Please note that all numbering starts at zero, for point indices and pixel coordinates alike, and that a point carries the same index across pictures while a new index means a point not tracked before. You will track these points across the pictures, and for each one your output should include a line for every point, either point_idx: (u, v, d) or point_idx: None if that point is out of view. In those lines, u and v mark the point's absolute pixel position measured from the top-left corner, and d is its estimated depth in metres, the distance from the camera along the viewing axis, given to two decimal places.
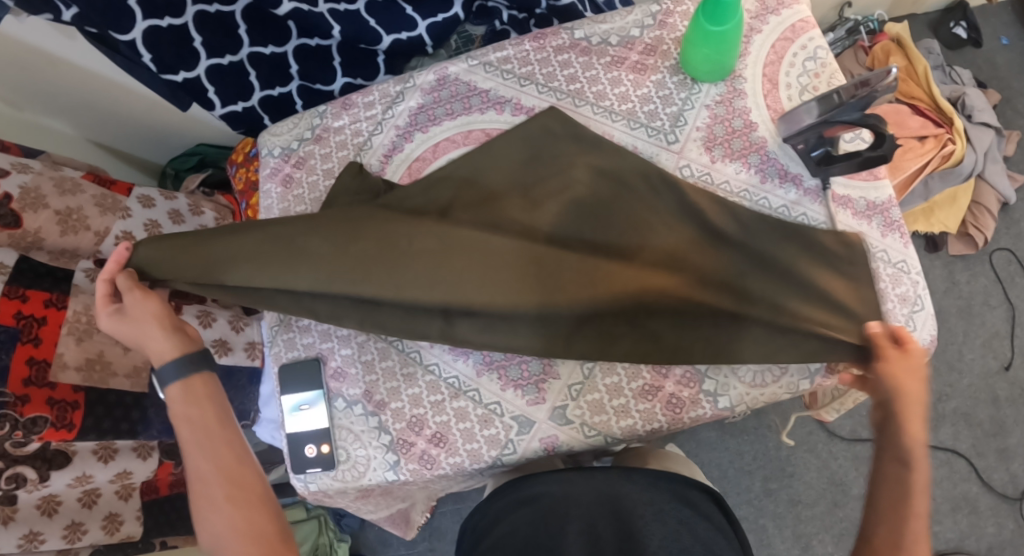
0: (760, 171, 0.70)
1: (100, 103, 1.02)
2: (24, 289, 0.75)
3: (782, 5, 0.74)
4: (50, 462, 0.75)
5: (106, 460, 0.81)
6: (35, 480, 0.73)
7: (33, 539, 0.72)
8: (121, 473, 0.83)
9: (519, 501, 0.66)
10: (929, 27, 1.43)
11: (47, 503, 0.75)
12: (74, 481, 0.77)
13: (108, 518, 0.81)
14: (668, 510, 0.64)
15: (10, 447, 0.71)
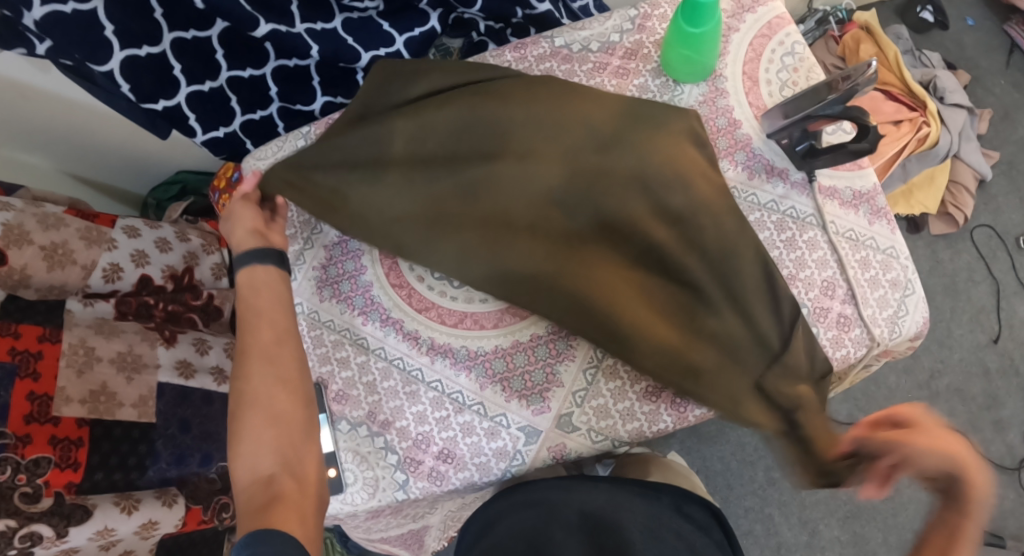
0: (747, 167, 0.71)
1: (78, 135, 1.01)
2: (16, 325, 0.74)
3: (757, 3, 0.76)
4: (68, 518, 0.71)
5: (129, 511, 0.76)
6: (52, 537, 0.69)
7: None
8: (145, 523, 0.78)
9: (523, 504, 0.63)
10: (896, 12, 1.46)
11: None
12: (94, 535, 0.73)
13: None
14: (668, 520, 0.63)
15: (21, 503, 0.68)
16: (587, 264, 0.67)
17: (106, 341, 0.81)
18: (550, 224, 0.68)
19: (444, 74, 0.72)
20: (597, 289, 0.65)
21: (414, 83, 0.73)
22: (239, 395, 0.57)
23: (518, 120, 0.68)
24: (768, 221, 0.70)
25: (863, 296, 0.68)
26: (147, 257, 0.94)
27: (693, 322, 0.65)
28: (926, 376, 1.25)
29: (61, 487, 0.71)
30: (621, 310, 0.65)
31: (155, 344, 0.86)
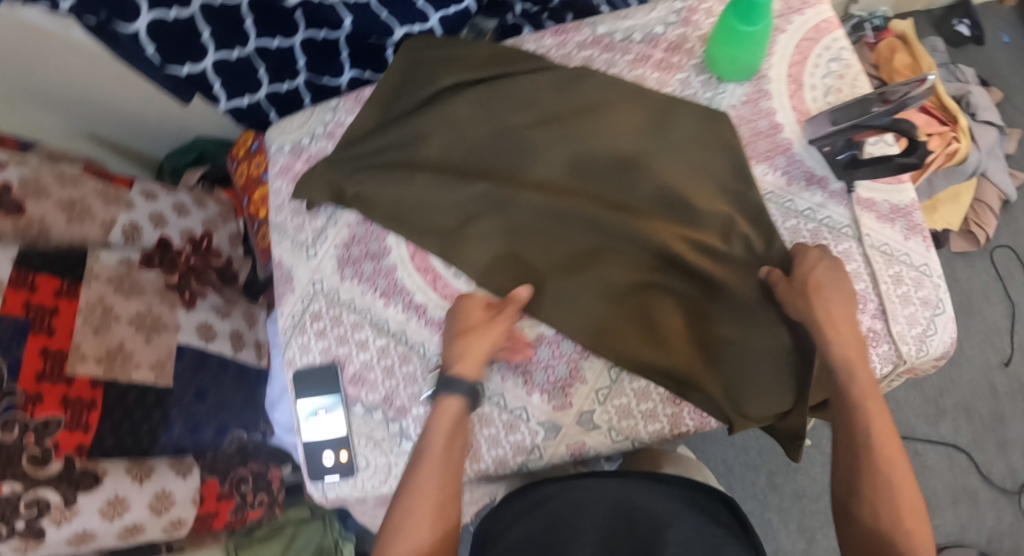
0: (786, 172, 0.70)
1: (97, 94, 0.99)
2: (32, 275, 0.73)
3: (805, 5, 0.73)
4: (77, 484, 0.70)
5: (141, 480, 0.76)
6: (60, 504, 0.68)
7: (84, 538, 0.70)
8: (160, 493, 0.77)
9: (528, 508, 0.63)
10: (933, 24, 1.43)
11: (79, 538, 0.70)
12: (105, 505, 0.72)
13: (128, 529, 0.74)
14: (682, 515, 0.60)
15: (28, 465, 0.67)
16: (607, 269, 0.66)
17: (124, 300, 0.80)
18: (568, 218, 0.66)
19: (474, 65, 0.72)
20: (600, 306, 0.66)
21: (444, 71, 0.72)
22: (415, 490, 0.58)
23: (532, 128, 0.69)
24: (804, 229, 0.68)
25: (892, 311, 0.67)
26: (166, 219, 0.92)
27: (702, 333, 0.65)
28: (934, 393, 1.24)
29: (70, 451, 0.70)
30: (619, 333, 0.65)
31: (175, 306, 0.86)
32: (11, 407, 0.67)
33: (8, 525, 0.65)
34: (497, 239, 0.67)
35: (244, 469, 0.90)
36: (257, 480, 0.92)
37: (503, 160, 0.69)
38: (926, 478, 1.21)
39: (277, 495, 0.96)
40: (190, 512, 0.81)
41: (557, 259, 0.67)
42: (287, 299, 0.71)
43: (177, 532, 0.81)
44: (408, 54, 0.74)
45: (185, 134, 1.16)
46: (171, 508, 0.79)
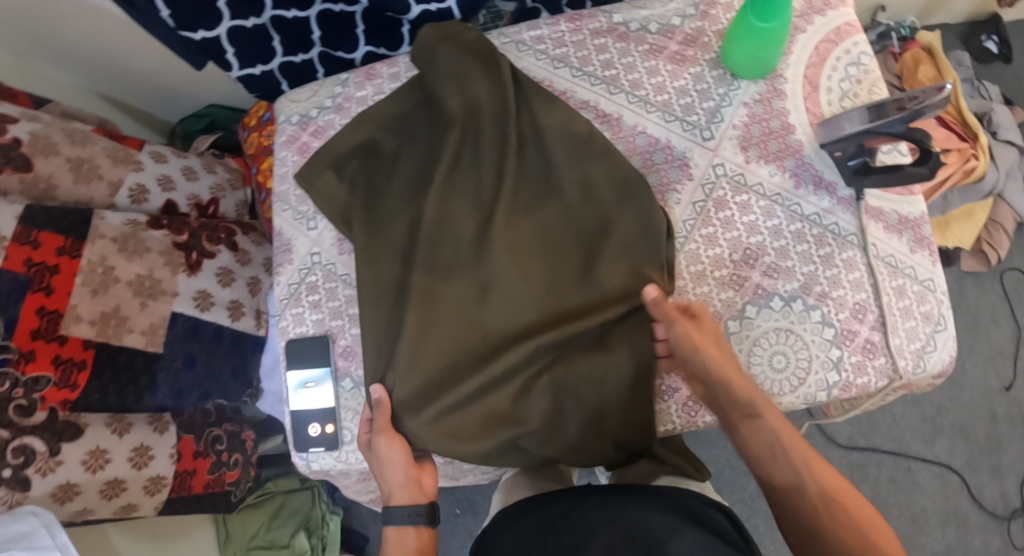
0: (795, 175, 0.68)
1: (112, 54, 0.99)
2: (36, 232, 0.73)
3: (828, 6, 0.72)
4: (60, 435, 0.71)
5: (120, 434, 0.78)
6: (44, 453, 0.69)
7: (68, 491, 0.71)
8: (139, 448, 0.79)
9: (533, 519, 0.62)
10: (959, 37, 1.40)
11: (64, 491, 0.71)
12: (87, 456, 0.73)
13: (110, 483, 0.76)
14: (682, 525, 0.57)
15: (15, 416, 0.68)
16: (490, 322, 0.64)
17: (127, 262, 0.80)
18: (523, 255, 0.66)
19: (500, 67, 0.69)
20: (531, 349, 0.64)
21: (454, 83, 0.68)
22: None
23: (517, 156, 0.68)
24: (808, 233, 0.67)
25: (892, 325, 0.66)
26: (173, 183, 0.93)
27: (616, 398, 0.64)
28: (932, 411, 1.23)
29: (56, 403, 0.71)
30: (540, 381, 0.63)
31: (178, 270, 0.85)
32: (3, 362, 0.68)
33: None
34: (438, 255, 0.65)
35: (219, 428, 0.93)
36: (231, 440, 0.95)
37: (456, 182, 0.67)
38: (916, 496, 1.20)
39: (252, 455, 0.98)
40: (168, 469, 0.83)
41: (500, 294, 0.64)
42: (284, 270, 0.71)
43: (159, 493, 0.82)
44: (420, 54, 0.70)
45: (199, 100, 1.16)
46: (151, 463, 0.81)
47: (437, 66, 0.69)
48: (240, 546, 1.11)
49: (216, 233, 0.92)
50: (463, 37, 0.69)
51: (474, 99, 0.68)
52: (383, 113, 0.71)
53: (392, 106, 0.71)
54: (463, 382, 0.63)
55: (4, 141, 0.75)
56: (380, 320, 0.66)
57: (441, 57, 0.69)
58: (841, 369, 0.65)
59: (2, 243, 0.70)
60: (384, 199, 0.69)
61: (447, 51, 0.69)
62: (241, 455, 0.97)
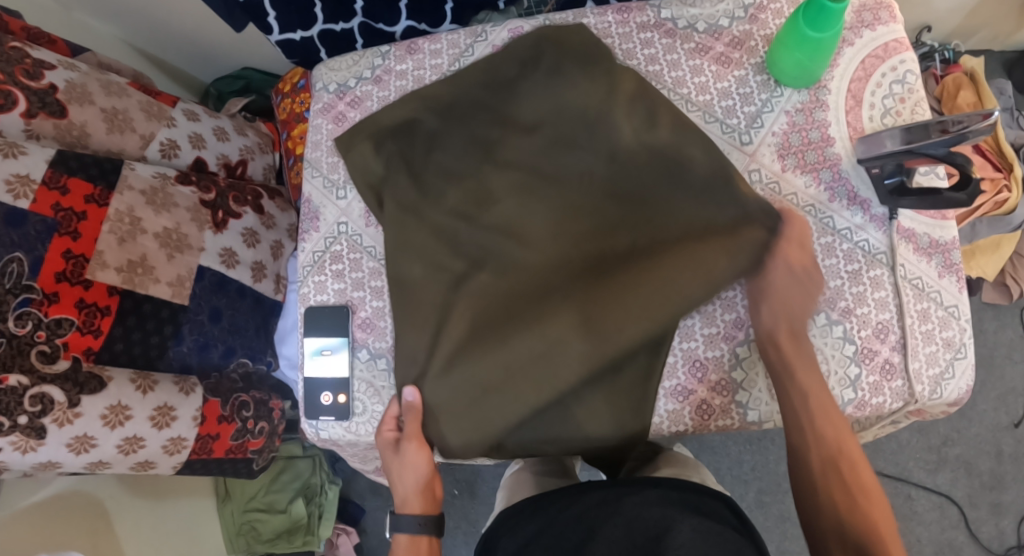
0: (830, 189, 0.68)
1: (152, 8, 0.99)
2: (66, 178, 0.74)
3: (879, 21, 0.71)
4: (81, 386, 0.70)
5: (145, 391, 0.76)
6: (63, 403, 0.69)
7: (84, 442, 0.70)
8: (162, 407, 0.77)
9: (532, 512, 0.64)
10: (1003, 65, 1.38)
11: (79, 443, 0.70)
12: (107, 410, 0.72)
13: (129, 441, 0.74)
14: (681, 516, 0.57)
15: (38, 362, 0.69)
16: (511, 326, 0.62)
17: (154, 215, 0.80)
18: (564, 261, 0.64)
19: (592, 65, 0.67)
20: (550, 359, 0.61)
21: (536, 71, 0.68)
22: None
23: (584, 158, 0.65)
24: (838, 248, 0.67)
25: (913, 349, 0.65)
26: (204, 141, 0.93)
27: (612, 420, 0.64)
28: (937, 441, 1.22)
29: (79, 353, 0.72)
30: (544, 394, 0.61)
31: (204, 227, 0.85)
32: (27, 302, 0.69)
33: (10, 419, 0.65)
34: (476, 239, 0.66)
35: (246, 396, 0.89)
36: (258, 407, 0.91)
37: (529, 180, 0.66)
38: (913, 524, 1.20)
39: (277, 426, 0.95)
40: (190, 432, 0.80)
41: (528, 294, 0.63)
42: (310, 237, 0.72)
43: (178, 454, 0.80)
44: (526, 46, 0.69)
45: (235, 62, 1.16)
46: (172, 424, 0.78)
47: (544, 60, 0.68)
48: (238, 505, 1.14)
49: (244, 195, 0.92)
50: (579, 32, 0.67)
51: (571, 100, 0.66)
52: (465, 96, 0.69)
53: (479, 89, 0.69)
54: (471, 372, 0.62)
55: (41, 86, 0.76)
56: (409, 300, 0.66)
57: (548, 54, 0.67)
58: (857, 387, 0.65)
59: (32, 187, 0.71)
60: (434, 182, 0.68)
61: (562, 46, 0.67)
62: (266, 424, 0.93)
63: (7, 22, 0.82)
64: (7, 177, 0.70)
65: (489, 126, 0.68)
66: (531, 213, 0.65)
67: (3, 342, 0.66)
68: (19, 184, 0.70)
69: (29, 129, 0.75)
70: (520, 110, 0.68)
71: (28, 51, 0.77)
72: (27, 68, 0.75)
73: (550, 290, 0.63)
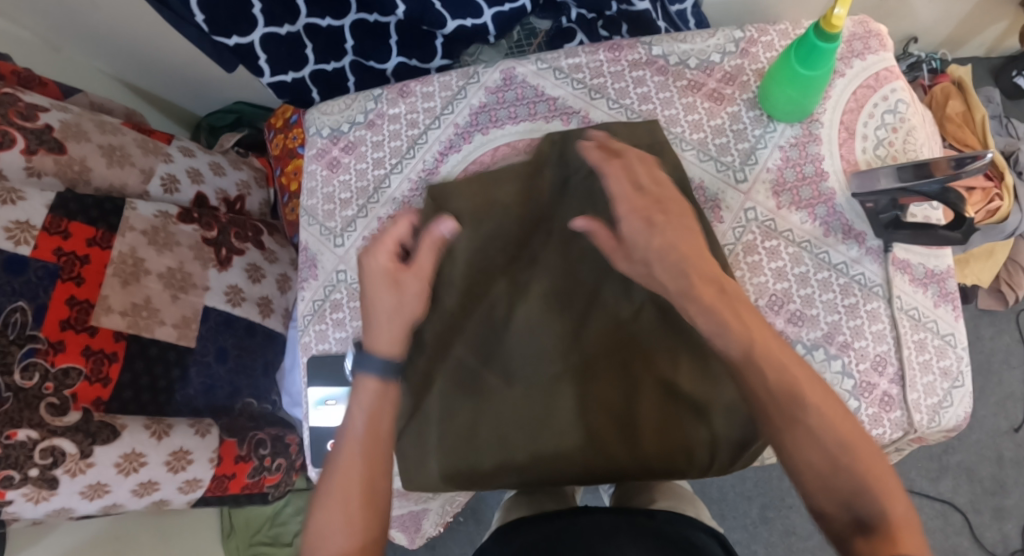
0: (825, 224, 0.68)
1: (143, 47, 0.99)
2: (66, 222, 0.73)
3: (868, 50, 0.71)
4: (94, 437, 0.69)
5: (159, 437, 0.75)
6: (75, 455, 0.68)
7: (98, 489, 0.70)
8: (176, 451, 0.76)
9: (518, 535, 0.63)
10: (990, 72, 1.38)
11: (93, 490, 0.69)
12: (121, 459, 0.71)
13: (143, 484, 0.73)
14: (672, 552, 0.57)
15: (48, 417, 0.67)
16: (513, 410, 0.65)
17: (157, 255, 0.80)
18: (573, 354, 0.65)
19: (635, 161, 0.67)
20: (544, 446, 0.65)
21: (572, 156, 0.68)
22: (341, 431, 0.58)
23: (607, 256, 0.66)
24: (835, 282, 0.67)
25: (912, 379, 0.66)
26: (202, 177, 0.93)
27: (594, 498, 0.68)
28: (939, 450, 1.23)
29: (87, 402, 0.71)
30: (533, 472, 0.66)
31: (207, 266, 0.85)
32: (32, 352, 0.67)
33: (21, 472, 0.64)
34: (482, 323, 0.67)
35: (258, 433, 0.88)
36: (276, 444, 0.91)
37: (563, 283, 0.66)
38: None
39: (295, 461, 0.94)
40: (206, 473, 0.80)
41: (535, 384, 0.65)
42: (309, 285, 0.72)
43: (193, 493, 0.79)
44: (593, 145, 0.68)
45: (225, 96, 1.16)
46: (188, 467, 0.78)
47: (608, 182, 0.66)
48: (242, 540, 1.14)
49: (244, 231, 0.92)
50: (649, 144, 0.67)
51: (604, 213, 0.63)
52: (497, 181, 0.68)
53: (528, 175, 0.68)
54: (471, 449, 0.66)
55: (37, 127, 0.75)
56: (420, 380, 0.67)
57: None
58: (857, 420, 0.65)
59: (32, 233, 0.70)
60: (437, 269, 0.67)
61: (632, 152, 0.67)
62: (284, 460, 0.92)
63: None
64: (7, 224, 0.68)
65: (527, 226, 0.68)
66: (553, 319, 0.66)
67: (10, 397, 0.65)
68: (19, 231, 0.69)
69: (30, 165, 0.74)
70: (565, 208, 0.67)
71: (21, 96, 0.75)
72: (20, 110, 0.74)
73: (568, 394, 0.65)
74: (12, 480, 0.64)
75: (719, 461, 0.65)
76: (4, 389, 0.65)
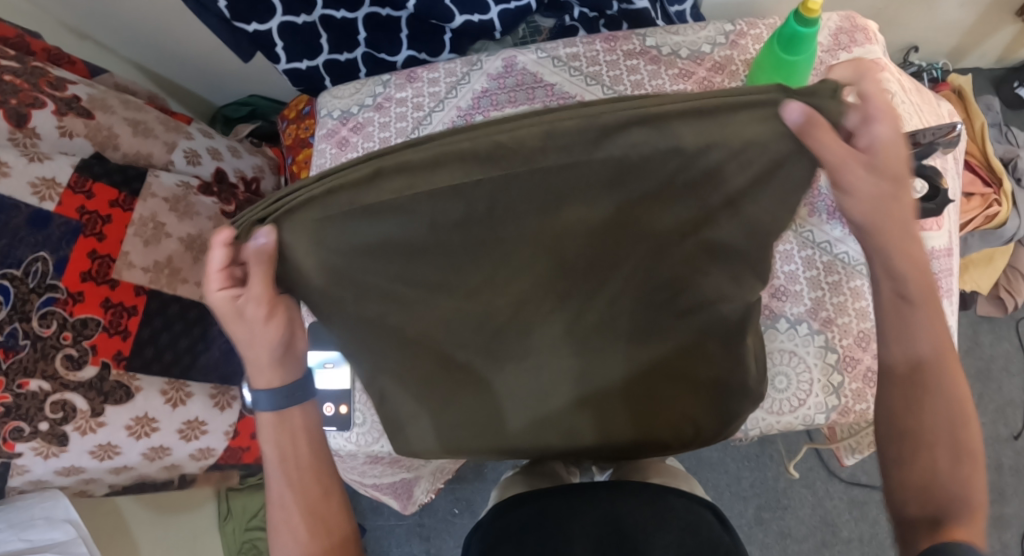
0: (810, 204, 0.71)
1: (168, 39, 1.04)
2: (91, 182, 0.76)
3: (854, 43, 0.74)
4: (105, 396, 0.73)
5: (174, 404, 0.79)
6: (86, 412, 0.72)
7: (109, 450, 0.74)
8: (190, 420, 0.80)
9: (522, 502, 0.64)
10: (991, 83, 1.40)
11: (104, 450, 0.74)
12: (132, 421, 0.75)
13: (154, 449, 0.77)
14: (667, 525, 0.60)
15: (63, 368, 0.71)
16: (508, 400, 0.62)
17: (178, 221, 0.84)
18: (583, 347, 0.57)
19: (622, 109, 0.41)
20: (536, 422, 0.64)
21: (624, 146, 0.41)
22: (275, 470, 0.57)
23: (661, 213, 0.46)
24: (818, 261, 0.70)
25: None
26: (221, 156, 0.98)
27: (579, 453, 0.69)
28: None
29: (108, 357, 0.74)
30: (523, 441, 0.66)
31: (225, 233, 0.89)
32: (51, 302, 0.70)
33: (31, 424, 0.69)
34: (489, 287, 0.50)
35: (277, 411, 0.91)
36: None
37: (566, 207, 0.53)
38: None
39: None
40: (220, 443, 0.84)
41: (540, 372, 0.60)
42: None
43: (205, 461, 0.84)
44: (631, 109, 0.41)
45: (241, 90, 1.21)
46: (201, 436, 0.82)
47: (691, 170, 0.41)
48: (239, 524, 1.16)
49: None
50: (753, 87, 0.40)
51: (623, 188, 0.45)
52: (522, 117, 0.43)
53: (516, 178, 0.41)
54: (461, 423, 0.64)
55: (65, 96, 0.79)
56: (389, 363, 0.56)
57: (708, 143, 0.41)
58: (840, 394, 0.67)
59: (57, 190, 0.73)
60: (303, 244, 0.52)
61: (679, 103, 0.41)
62: None
63: (28, 42, 0.84)
64: (35, 180, 0.71)
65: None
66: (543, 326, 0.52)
67: (28, 345, 0.68)
68: (45, 188, 0.72)
69: (62, 126, 0.78)
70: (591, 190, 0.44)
71: (50, 70, 0.80)
72: (50, 81, 0.79)
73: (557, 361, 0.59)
74: (21, 432, 0.68)
75: (705, 433, 0.67)
76: (22, 336, 0.68)
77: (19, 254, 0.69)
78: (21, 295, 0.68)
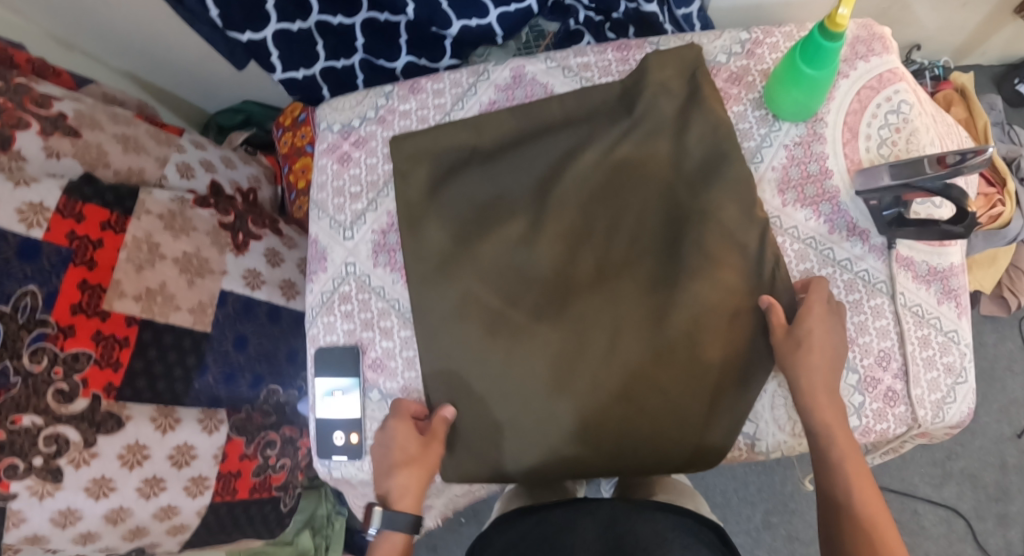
0: (829, 221, 0.69)
1: (155, 48, 1.00)
2: (80, 205, 0.72)
3: (872, 53, 0.72)
4: (98, 426, 0.70)
5: (165, 429, 0.76)
6: (78, 443, 0.68)
7: (104, 485, 0.70)
8: (183, 445, 0.77)
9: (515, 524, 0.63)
10: (992, 80, 1.39)
11: (98, 486, 0.70)
12: (124, 450, 0.72)
13: (149, 481, 0.74)
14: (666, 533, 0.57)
15: (53, 403, 0.67)
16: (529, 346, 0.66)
17: (172, 240, 0.80)
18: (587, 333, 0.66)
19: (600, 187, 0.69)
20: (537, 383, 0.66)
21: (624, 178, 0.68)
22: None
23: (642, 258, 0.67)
24: (839, 279, 0.68)
25: (915, 375, 0.66)
26: (215, 167, 0.94)
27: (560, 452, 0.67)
28: (942, 455, 1.24)
29: (99, 389, 0.70)
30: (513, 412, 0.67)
31: (223, 250, 0.86)
32: (41, 337, 0.66)
33: (25, 461, 0.65)
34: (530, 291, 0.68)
35: (274, 433, 0.91)
36: (285, 446, 0.93)
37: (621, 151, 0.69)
38: (921, 539, 1.21)
39: (300, 460, 0.96)
40: (211, 470, 0.81)
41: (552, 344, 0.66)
42: (318, 277, 0.73)
43: (201, 495, 0.80)
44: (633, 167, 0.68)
45: (234, 96, 1.17)
46: (193, 463, 0.78)
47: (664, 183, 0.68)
48: None
49: (261, 218, 0.95)
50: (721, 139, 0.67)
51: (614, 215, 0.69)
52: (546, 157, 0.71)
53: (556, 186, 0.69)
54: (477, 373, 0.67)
55: (50, 114, 0.75)
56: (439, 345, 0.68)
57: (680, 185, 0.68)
58: (862, 414, 0.66)
59: (45, 215, 0.69)
60: (454, 154, 0.72)
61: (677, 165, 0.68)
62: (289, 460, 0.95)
63: (11, 55, 0.80)
64: (20, 205, 0.67)
65: (650, 134, 0.69)
66: (498, 297, 0.68)
67: (19, 382, 0.65)
68: (31, 213, 0.68)
69: (48, 146, 0.74)
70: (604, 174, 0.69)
71: (34, 86, 0.76)
72: (34, 98, 0.75)
73: (604, 289, 0.67)
74: (16, 470, 0.65)
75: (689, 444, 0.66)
76: (13, 373, 0.65)
77: (7, 289, 0.65)
78: (12, 333, 0.65)
